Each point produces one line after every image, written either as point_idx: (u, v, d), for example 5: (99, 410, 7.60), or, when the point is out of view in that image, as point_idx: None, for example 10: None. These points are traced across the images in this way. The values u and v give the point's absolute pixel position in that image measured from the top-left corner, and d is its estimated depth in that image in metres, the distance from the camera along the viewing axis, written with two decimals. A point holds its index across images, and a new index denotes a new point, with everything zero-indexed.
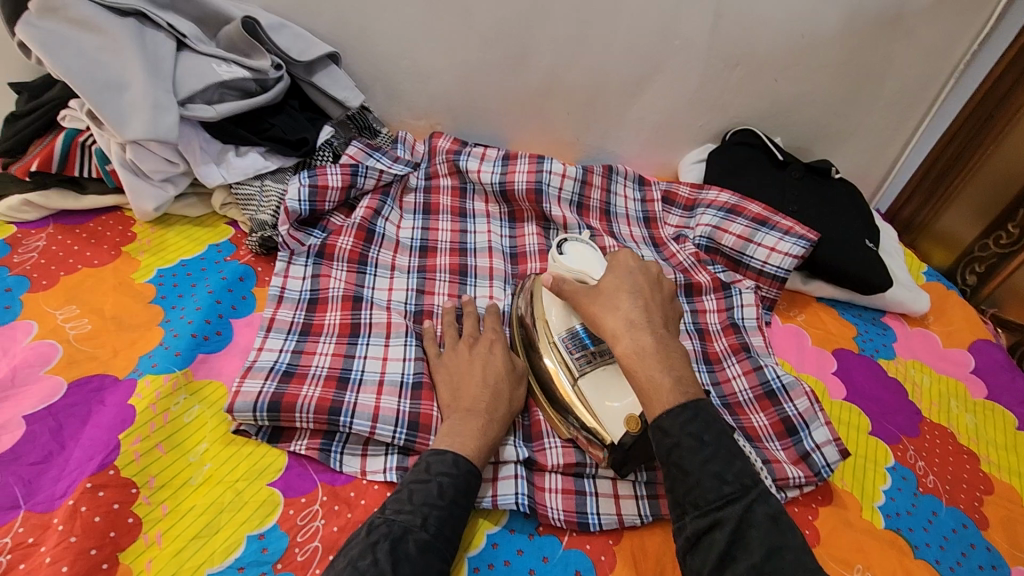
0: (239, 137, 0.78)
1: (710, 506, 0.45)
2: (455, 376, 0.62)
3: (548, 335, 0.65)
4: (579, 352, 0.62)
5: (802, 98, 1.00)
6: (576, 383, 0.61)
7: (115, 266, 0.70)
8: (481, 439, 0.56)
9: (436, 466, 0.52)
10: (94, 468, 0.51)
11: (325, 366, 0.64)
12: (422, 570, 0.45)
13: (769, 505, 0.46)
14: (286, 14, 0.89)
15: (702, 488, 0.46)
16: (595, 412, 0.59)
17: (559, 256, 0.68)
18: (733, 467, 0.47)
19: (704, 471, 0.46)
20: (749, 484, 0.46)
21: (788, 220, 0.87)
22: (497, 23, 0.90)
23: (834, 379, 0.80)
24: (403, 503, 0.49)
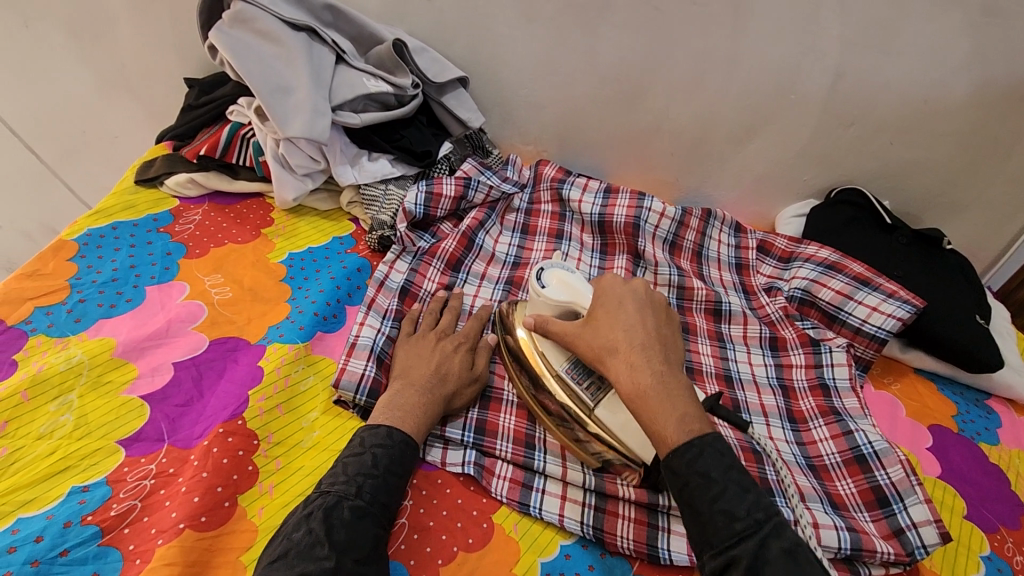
0: (374, 144, 0.86)
1: (723, 544, 0.46)
2: (412, 360, 0.65)
3: (550, 369, 0.65)
4: (586, 381, 0.64)
5: (918, 164, 0.98)
6: (593, 412, 0.62)
7: (254, 245, 0.79)
8: (415, 415, 0.59)
9: (369, 439, 0.55)
10: (226, 416, 0.58)
11: None
12: (356, 536, 0.48)
13: (784, 540, 0.46)
14: (426, 39, 0.98)
15: (713, 525, 0.47)
16: (621, 437, 0.60)
17: (542, 290, 0.68)
18: (744, 502, 0.47)
19: (713, 510, 0.48)
20: (762, 518, 0.47)
21: (893, 283, 0.84)
22: (617, 65, 0.95)
23: (928, 455, 0.77)
24: (337, 475, 0.52)
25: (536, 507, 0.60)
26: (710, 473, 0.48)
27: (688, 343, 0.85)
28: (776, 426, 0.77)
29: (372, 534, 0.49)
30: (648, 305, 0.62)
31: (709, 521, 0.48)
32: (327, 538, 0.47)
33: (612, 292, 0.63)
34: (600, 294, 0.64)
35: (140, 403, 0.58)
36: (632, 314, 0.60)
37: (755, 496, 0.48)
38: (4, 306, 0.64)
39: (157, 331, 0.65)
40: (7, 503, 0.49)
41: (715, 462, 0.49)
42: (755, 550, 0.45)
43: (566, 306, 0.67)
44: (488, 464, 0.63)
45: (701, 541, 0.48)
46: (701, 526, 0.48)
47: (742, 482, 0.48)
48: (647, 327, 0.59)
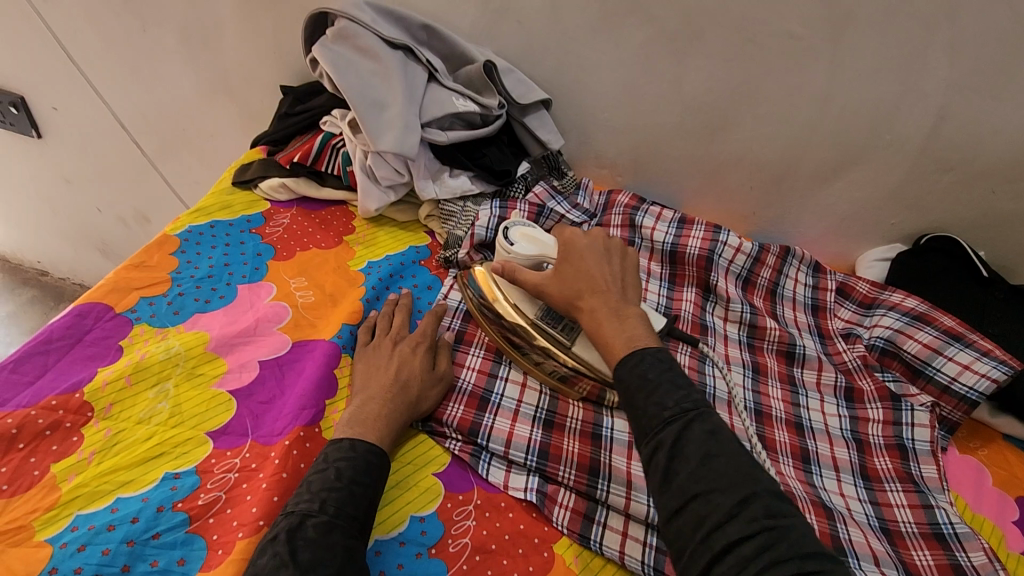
0: (457, 161, 0.88)
1: (655, 430, 0.53)
2: (370, 369, 0.65)
3: (525, 318, 0.71)
4: (558, 324, 0.70)
5: (1021, 216, 0.92)
6: (569, 350, 0.68)
7: (337, 251, 0.83)
8: (378, 426, 0.59)
9: (333, 454, 0.55)
10: (305, 419, 0.60)
11: (470, 382, 0.71)
12: (324, 551, 0.47)
13: (708, 423, 0.52)
14: (513, 60, 1.00)
15: (648, 415, 0.54)
16: (596, 366, 0.67)
17: (511, 248, 0.73)
18: (675, 395, 0.54)
19: (648, 404, 0.55)
20: (689, 408, 0.53)
21: (988, 341, 0.79)
22: (704, 94, 0.94)
23: (1018, 530, 0.71)
24: (301, 494, 0.51)
25: (596, 541, 0.60)
26: (646, 374, 0.57)
27: (759, 385, 0.82)
28: (848, 483, 0.73)
29: (342, 547, 0.48)
30: (604, 252, 0.69)
31: (642, 412, 0.55)
32: (293, 558, 0.46)
33: (577, 243, 0.69)
34: (563, 247, 0.70)
35: (228, 397, 0.61)
36: (591, 263, 0.67)
37: (684, 392, 0.55)
38: (114, 293, 0.69)
39: (246, 328, 0.68)
40: (109, 482, 0.53)
41: (651, 366, 0.57)
42: (680, 433, 0.52)
43: (535, 259, 0.73)
44: (550, 492, 0.63)
45: (640, 432, 0.55)
46: (640, 420, 0.55)
47: (675, 381, 0.56)
48: (605, 274, 0.67)
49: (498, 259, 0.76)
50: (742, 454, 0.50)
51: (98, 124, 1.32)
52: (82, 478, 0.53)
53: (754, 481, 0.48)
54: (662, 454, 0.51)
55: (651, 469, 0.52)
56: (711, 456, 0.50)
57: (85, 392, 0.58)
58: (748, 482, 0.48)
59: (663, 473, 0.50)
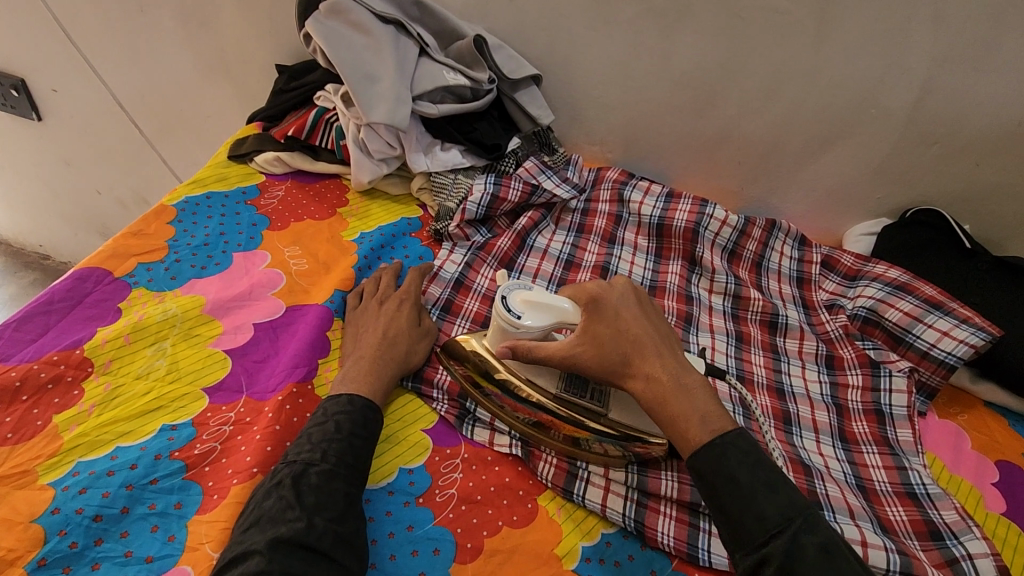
0: (448, 134, 0.90)
1: (756, 544, 0.47)
2: (360, 332, 0.67)
3: (547, 396, 0.64)
4: (584, 394, 0.63)
5: (1005, 189, 0.93)
6: (604, 418, 0.62)
7: (330, 222, 0.84)
8: (369, 381, 0.61)
9: (332, 409, 0.57)
10: (298, 377, 0.62)
11: None
12: (326, 496, 0.49)
13: (818, 536, 0.46)
14: (504, 37, 1.01)
15: (746, 527, 0.48)
16: (633, 427, 0.62)
17: (520, 323, 0.61)
18: (774, 498, 0.48)
19: (746, 514, 0.48)
20: (793, 516, 0.47)
21: (968, 309, 0.81)
22: (693, 70, 0.95)
23: (993, 491, 0.73)
24: (302, 444, 0.53)
25: (579, 494, 0.62)
26: (738, 477, 0.50)
27: (741, 353, 0.84)
28: (826, 444, 0.75)
29: (343, 493, 0.50)
30: (637, 303, 0.62)
31: (739, 522, 0.49)
32: (298, 501, 0.48)
33: (605, 299, 0.61)
34: (591, 304, 0.61)
35: (223, 356, 0.63)
36: (632, 323, 0.60)
37: (786, 498, 0.49)
38: (112, 259, 0.71)
39: (241, 292, 0.70)
40: (108, 432, 0.55)
41: (740, 465, 0.50)
42: (787, 548, 0.46)
43: (552, 327, 0.61)
44: (535, 448, 0.65)
45: (732, 541, 0.49)
46: (734, 528, 0.49)
47: (771, 482, 0.49)
48: (648, 331, 0.60)
49: (503, 333, 0.63)
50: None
51: (97, 106, 1.34)
52: (83, 427, 0.55)
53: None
54: (769, 570, 0.46)
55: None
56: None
57: (84, 349, 0.60)
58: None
59: None
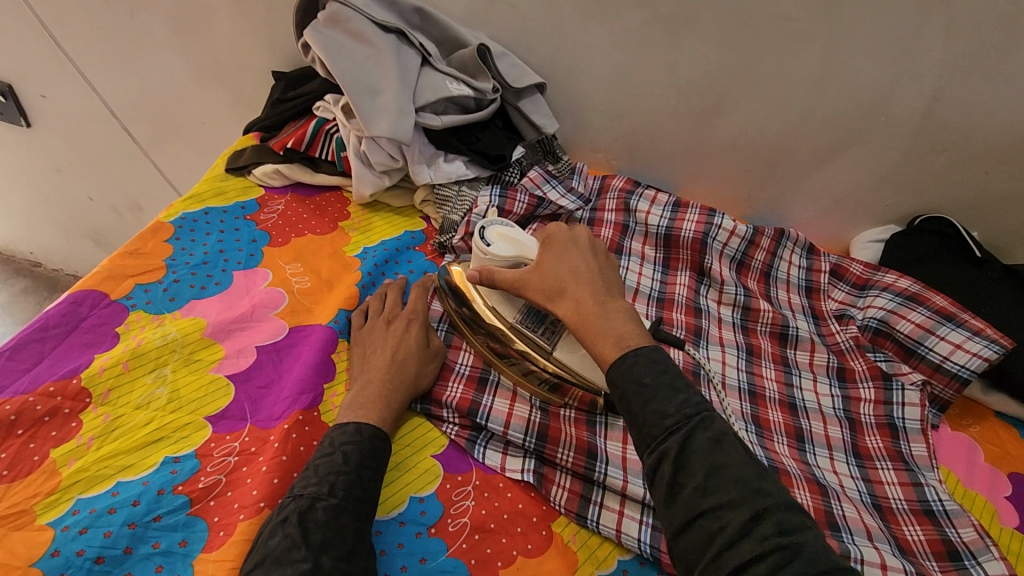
0: (452, 146, 0.88)
1: (656, 440, 0.47)
2: (368, 352, 0.66)
3: (504, 322, 0.68)
4: (540, 329, 0.67)
5: (1014, 196, 0.92)
6: (551, 354, 0.66)
7: (332, 236, 0.82)
8: (377, 407, 0.59)
9: (338, 439, 0.55)
10: (304, 403, 0.61)
11: (468, 366, 0.72)
12: (334, 533, 0.48)
13: (711, 431, 0.47)
14: (507, 44, 0.99)
15: (646, 424, 0.48)
16: (578, 372, 0.65)
17: (487, 248, 0.67)
18: (675, 400, 0.48)
19: (646, 411, 0.48)
20: (690, 413, 0.47)
21: (980, 321, 0.80)
22: (699, 77, 0.93)
23: (1008, 505, 0.73)
24: (309, 476, 0.52)
25: (593, 520, 0.60)
26: (643, 378, 0.50)
27: (752, 366, 0.83)
28: (840, 461, 0.74)
29: (351, 529, 0.49)
30: (589, 248, 0.64)
31: (642, 420, 0.48)
32: (305, 540, 0.46)
33: (558, 238, 0.65)
34: (546, 241, 0.65)
35: (226, 382, 0.62)
36: (575, 258, 0.62)
37: (684, 396, 0.49)
38: (108, 280, 0.69)
39: (242, 314, 0.68)
40: (109, 467, 0.53)
41: (647, 370, 0.50)
42: (682, 442, 0.46)
43: (514, 260, 0.66)
44: (547, 472, 0.64)
45: (639, 443, 0.49)
46: (638, 428, 0.49)
47: (673, 385, 0.49)
48: (590, 265, 0.61)
49: (478, 264, 0.69)
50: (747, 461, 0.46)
51: (87, 112, 1.31)
52: (82, 463, 0.53)
53: (764, 495, 0.44)
54: (666, 467, 0.46)
55: (655, 482, 0.46)
56: (720, 466, 0.45)
57: (82, 378, 0.58)
58: (759, 497, 0.43)
59: (667, 489, 0.46)
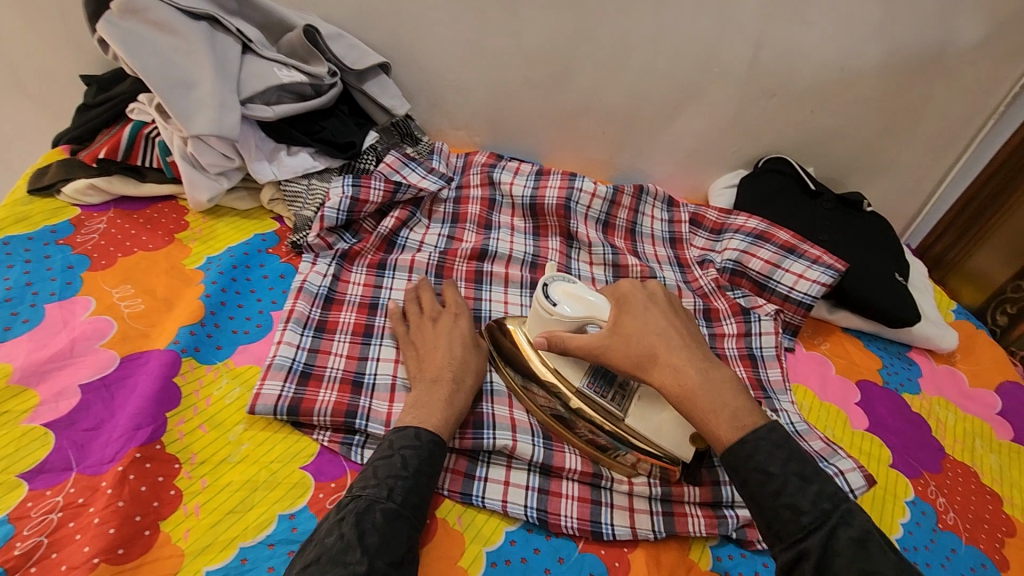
0: (292, 137, 0.82)
1: (794, 537, 0.47)
2: (427, 351, 0.66)
3: (570, 388, 0.62)
4: (611, 394, 0.62)
5: (837, 131, 1.01)
6: (623, 423, 0.61)
7: (167, 251, 0.74)
8: (439, 411, 0.58)
9: (399, 441, 0.54)
10: (142, 439, 0.54)
11: (340, 369, 0.66)
12: (388, 537, 0.47)
13: (854, 528, 0.46)
14: (343, 25, 0.94)
15: (781, 520, 0.47)
16: (654, 441, 0.60)
17: (554, 309, 0.62)
18: (809, 493, 0.48)
19: (777, 505, 0.48)
20: (830, 508, 0.47)
21: (816, 249, 0.88)
22: (544, 44, 0.94)
23: (857, 409, 0.80)
24: (368, 479, 0.51)
25: (478, 496, 0.60)
26: (769, 467, 0.49)
27: None
28: None
29: (405, 535, 0.49)
30: (668, 305, 0.61)
31: (774, 515, 0.48)
32: (361, 542, 0.46)
33: (634, 298, 0.60)
34: (619, 300, 0.60)
35: (43, 431, 0.54)
36: (658, 316, 0.58)
37: (818, 486, 0.48)
38: None
39: (59, 351, 0.60)
40: None
41: (771, 456, 0.49)
42: (823, 542, 0.46)
43: (583, 322, 0.61)
44: None
45: (770, 535, 0.48)
46: (768, 520, 0.48)
47: (804, 473, 0.49)
48: (677, 328, 0.58)
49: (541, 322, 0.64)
50: (892, 558, 0.45)
51: None
52: None
53: None
54: (808, 565, 0.45)
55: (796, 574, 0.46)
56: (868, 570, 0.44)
57: None
58: None
59: None
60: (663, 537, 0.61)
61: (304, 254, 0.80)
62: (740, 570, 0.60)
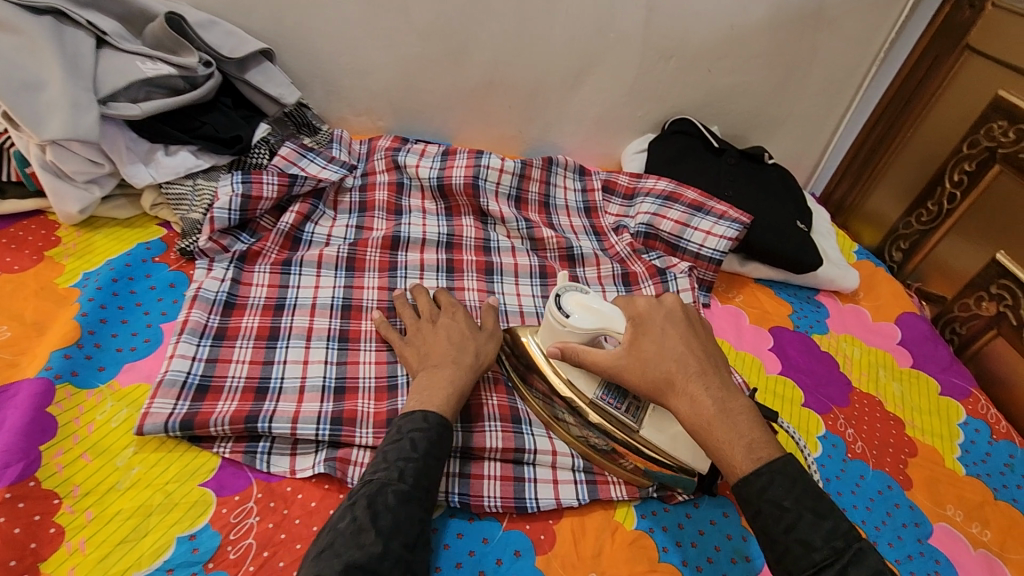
0: (168, 135, 0.76)
1: (805, 574, 0.44)
2: (427, 342, 0.64)
3: (582, 399, 0.61)
4: (625, 405, 0.60)
5: (736, 88, 1.03)
6: (638, 435, 0.60)
7: (36, 270, 0.68)
8: (443, 391, 0.56)
9: (406, 425, 0.52)
10: (12, 478, 0.50)
11: (242, 376, 0.63)
12: (402, 519, 0.46)
13: (867, 567, 0.43)
14: (217, 12, 0.88)
15: (793, 555, 0.45)
16: (671, 453, 0.59)
17: (567, 320, 0.59)
18: (821, 530, 0.45)
19: (789, 539, 0.45)
20: (841, 545, 0.44)
21: (722, 205, 0.90)
22: (435, 19, 0.91)
23: (770, 355, 0.83)
24: (377, 464, 0.50)
25: None
26: (781, 501, 0.46)
27: (547, 290, 0.84)
28: None
29: (417, 517, 0.47)
30: (687, 325, 0.57)
31: (786, 551, 0.45)
32: (373, 523, 0.45)
33: (651, 320, 0.56)
34: (637, 320, 0.56)
35: None
36: (672, 340, 0.55)
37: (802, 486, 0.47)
38: None
39: None
40: None
41: (785, 490, 0.46)
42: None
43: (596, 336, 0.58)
44: (341, 455, 0.58)
45: (778, 566, 0.46)
46: (776, 553, 0.46)
47: (817, 508, 0.46)
48: (693, 351, 0.54)
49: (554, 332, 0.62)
50: None
51: None
52: None
53: None
54: None
55: None
56: None
57: None
58: None
59: None
60: (587, 504, 0.61)
61: (196, 261, 0.74)
62: (663, 525, 0.61)
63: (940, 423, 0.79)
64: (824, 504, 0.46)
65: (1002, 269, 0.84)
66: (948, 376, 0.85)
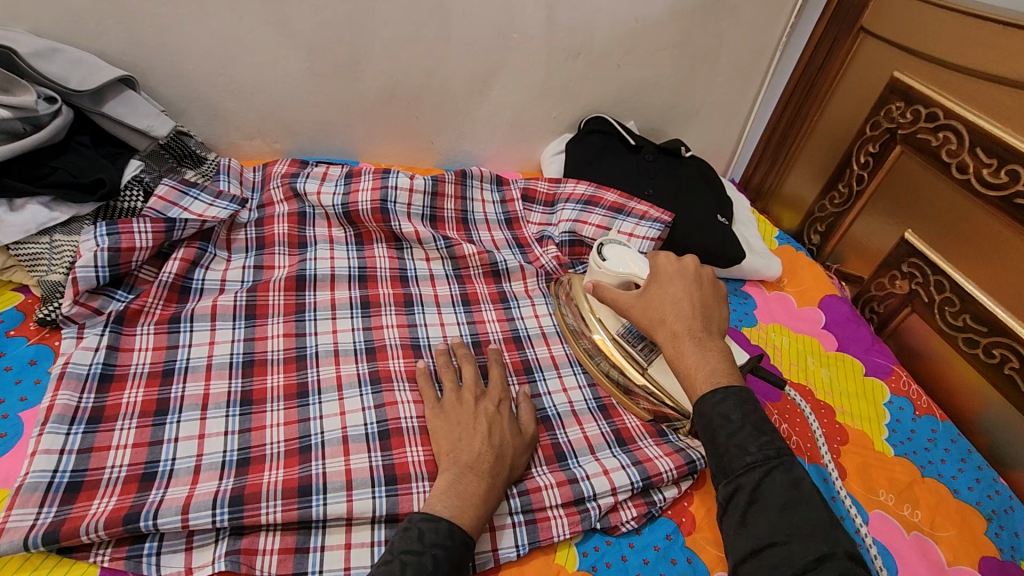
0: (11, 188, 0.67)
1: (736, 472, 0.45)
2: (459, 432, 0.58)
3: (608, 334, 0.71)
4: (640, 344, 0.69)
5: (647, 81, 1.01)
6: (645, 370, 0.68)
7: None
8: (475, 508, 0.52)
9: (430, 536, 0.48)
10: None
11: (123, 465, 0.55)
12: None
13: (792, 473, 0.44)
14: (63, 37, 0.77)
15: (730, 455, 0.45)
16: (668, 393, 0.67)
17: (603, 263, 0.67)
18: (758, 439, 0.45)
19: (729, 445, 0.46)
20: (772, 455, 0.45)
21: (642, 205, 0.88)
22: (320, 30, 0.83)
23: None
24: (393, 567, 0.46)
25: (314, 572, 0.51)
26: (730, 414, 0.47)
27: (472, 316, 0.79)
28: (569, 374, 0.74)
29: None
30: (695, 281, 0.59)
31: (723, 453, 0.46)
32: None
33: (664, 272, 0.60)
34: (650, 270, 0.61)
35: None
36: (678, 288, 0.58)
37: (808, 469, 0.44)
38: None
39: None
40: None
41: (735, 406, 0.47)
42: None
43: (625, 279, 0.65)
44: (246, 545, 0.52)
45: (716, 471, 0.46)
46: (716, 458, 0.47)
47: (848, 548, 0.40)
48: (693, 300, 0.57)
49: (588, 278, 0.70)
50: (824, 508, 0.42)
51: None
52: None
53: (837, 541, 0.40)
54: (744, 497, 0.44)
55: (729, 511, 0.44)
56: (794, 506, 0.42)
57: None
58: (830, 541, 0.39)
59: (740, 519, 0.43)
60: (527, 551, 0.58)
61: (63, 329, 0.65)
62: (606, 561, 0.58)
63: (868, 406, 0.80)
64: (767, 423, 0.47)
65: (911, 248, 0.86)
66: (871, 356, 0.86)
